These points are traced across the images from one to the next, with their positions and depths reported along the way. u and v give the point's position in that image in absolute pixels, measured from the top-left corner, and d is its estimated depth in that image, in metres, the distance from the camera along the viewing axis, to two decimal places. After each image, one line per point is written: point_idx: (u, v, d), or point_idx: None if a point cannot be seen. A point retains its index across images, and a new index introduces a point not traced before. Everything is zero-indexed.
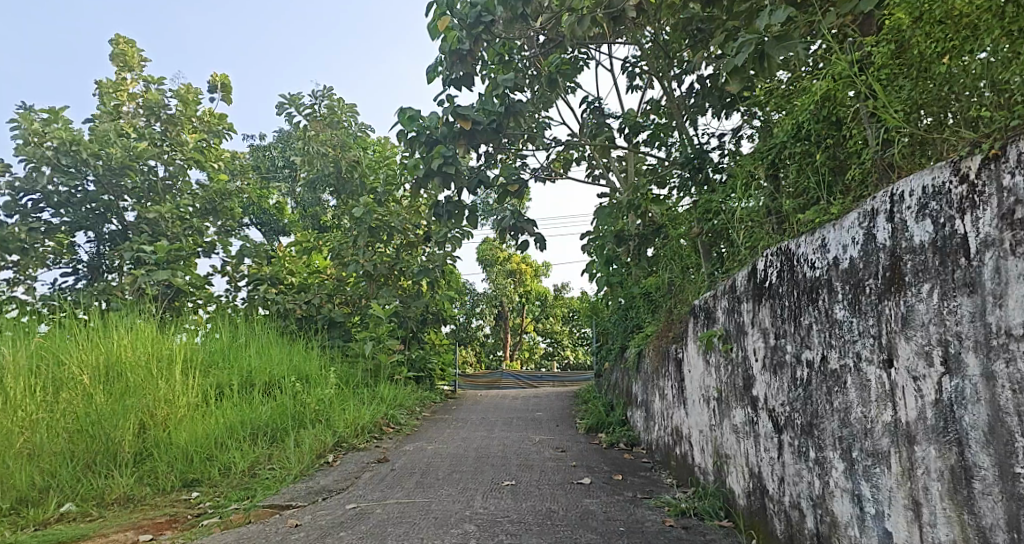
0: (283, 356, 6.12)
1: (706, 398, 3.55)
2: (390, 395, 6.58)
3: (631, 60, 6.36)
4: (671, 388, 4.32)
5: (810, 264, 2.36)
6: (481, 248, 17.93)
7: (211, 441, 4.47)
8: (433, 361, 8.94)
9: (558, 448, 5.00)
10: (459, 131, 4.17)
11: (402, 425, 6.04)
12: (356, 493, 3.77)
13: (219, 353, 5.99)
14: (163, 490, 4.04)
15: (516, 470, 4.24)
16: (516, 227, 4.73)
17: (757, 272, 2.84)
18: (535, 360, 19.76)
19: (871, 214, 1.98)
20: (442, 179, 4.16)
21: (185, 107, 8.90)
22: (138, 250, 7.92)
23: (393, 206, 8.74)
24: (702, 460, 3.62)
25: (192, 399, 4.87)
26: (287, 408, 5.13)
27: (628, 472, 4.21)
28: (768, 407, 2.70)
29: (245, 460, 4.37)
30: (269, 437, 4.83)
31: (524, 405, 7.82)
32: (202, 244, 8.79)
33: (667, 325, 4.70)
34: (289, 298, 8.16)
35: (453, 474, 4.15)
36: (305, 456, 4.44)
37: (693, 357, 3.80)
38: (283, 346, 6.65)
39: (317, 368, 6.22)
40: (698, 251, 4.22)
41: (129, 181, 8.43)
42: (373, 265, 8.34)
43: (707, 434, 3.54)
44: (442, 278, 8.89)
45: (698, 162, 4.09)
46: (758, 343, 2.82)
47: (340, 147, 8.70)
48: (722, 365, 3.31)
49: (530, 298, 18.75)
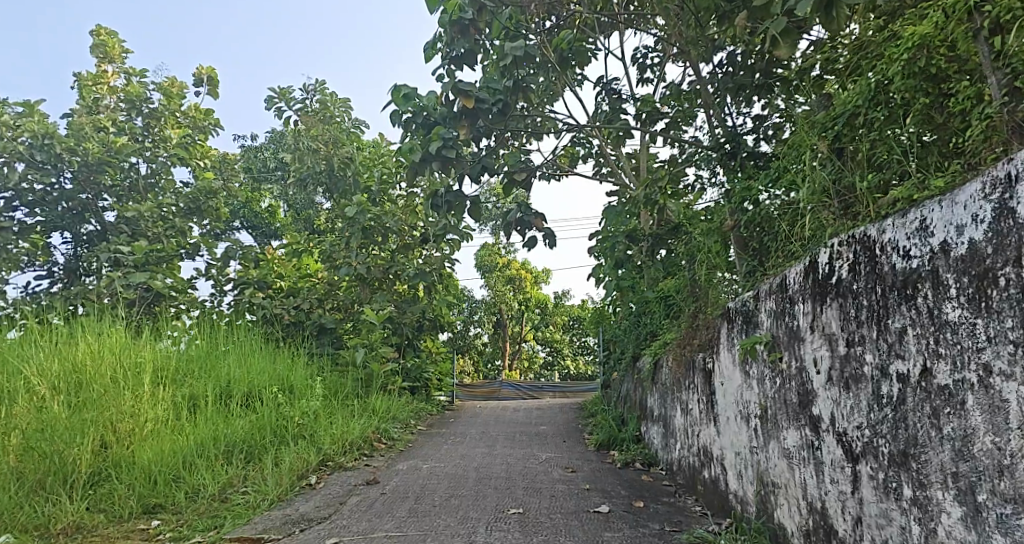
0: (267, 364, 5.62)
1: (745, 415, 3.08)
2: (383, 407, 6.09)
3: (642, 49, 5.96)
4: (697, 403, 3.84)
5: (902, 254, 1.89)
6: (480, 253, 17.44)
7: (179, 461, 3.95)
8: (428, 371, 8.43)
9: (568, 469, 4.50)
10: (460, 111, 3.71)
11: (395, 440, 5.53)
12: (339, 524, 3.25)
13: (197, 362, 5.49)
14: (119, 518, 3.52)
15: (523, 496, 3.74)
16: (524, 222, 4.26)
17: (822, 267, 2.37)
18: (535, 370, 19.23)
19: (1002, 182, 1.50)
20: (442, 164, 3.70)
21: (169, 101, 8.45)
22: (115, 251, 7.43)
23: (389, 206, 8.26)
24: (739, 487, 3.14)
25: (161, 414, 4.36)
26: (268, 422, 4.62)
27: (650, 498, 3.72)
28: (838, 429, 2.23)
29: (215, 482, 3.85)
30: (246, 455, 4.31)
31: (526, 418, 7.32)
32: (187, 245, 8.31)
33: (690, 333, 4.23)
34: (277, 302, 7.67)
35: (452, 500, 3.65)
36: (284, 478, 3.93)
37: (727, 367, 3.32)
38: (267, 354, 6.15)
39: (303, 377, 5.72)
40: (729, 248, 3.76)
41: (108, 178, 7.96)
42: (366, 269, 7.90)
43: (746, 456, 3.06)
44: (440, 282, 8.39)
45: (732, 146, 3.61)
46: (821, 351, 2.35)
47: (332, 143, 8.24)
48: (767, 378, 2.83)
49: (530, 306, 18.24)
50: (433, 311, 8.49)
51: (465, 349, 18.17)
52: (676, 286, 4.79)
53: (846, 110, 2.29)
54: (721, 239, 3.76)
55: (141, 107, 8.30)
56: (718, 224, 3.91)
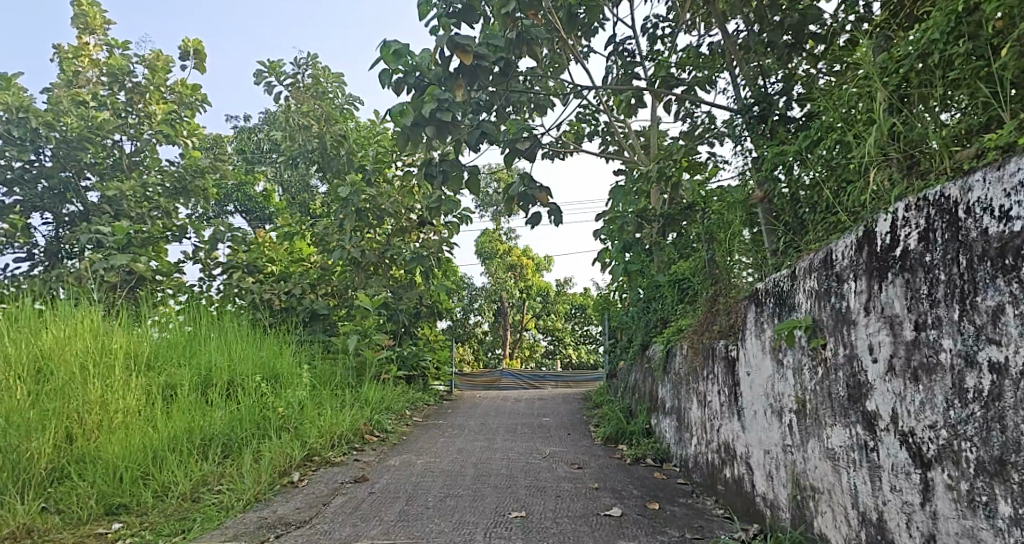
0: (252, 351, 5.26)
1: (776, 409, 2.72)
2: (376, 397, 5.75)
3: (652, 18, 5.59)
4: (717, 395, 3.49)
5: (999, 215, 1.52)
6: (480, 240, 17.09)
7: (149, 456, 3.61)
8: (426, 359, 8.10)
9: (573, 465, 4.15)
10: (457, 70, 3.34)
11: (389, 432, 5.20)
12: (322, 529, 2.91)
13: (175, 350, 5.14)
14: (78, 519, 3.18)
15: (526, 496, 3.39)
16: (527, 197, 3.89)
17: (882, 236, 2.01)
18: (536, 359, 18.90)
19: None
20: (437, 129, 3.32)
21: (154, 75, 8.05)
22: (96, 232, 7.06)
23: (384, 187, 7.89)
24: (768, 490, 2.80)
25: (131, 405, 4.02)
26: (249, 413, 4.27)
27: (665, 499, 3.38)
28: (901, 428, 1.88)
29: (188, 479, 3.51)
30: (224, 450, 3.97)
31: (528, 409, 6.98)
32: (173, 227, 7.96)
33: (709, 319, 3.86)
34: (267, 287, 7.33)
35: (447, 501, 3.30)
36: (262, 476, 3.58)
37: (755, 355, 2.97)
38: (254, 340, 5.82)
39: (290, 365, 5.37)
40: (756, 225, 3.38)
41: (90, 156, 7.58)
42: (360, 252, 7.56)
43: (778, 455, 2.71)
44: (438, 268, 8.03)
45: (762, 109, 3.20)
46: (882, 336, 1.99)
47: (324, 119, 7.86)
48: (806, 367, 2.48)
49: (531, 294, 17.89)
50: (430, 296, 8.13)
51: (465, 337, 17.84)
52: (690, 269, 4.43)
53: (918, 47, 1.95)
54: (746, 214, 3.39)
55: (124, 81, 7.91)
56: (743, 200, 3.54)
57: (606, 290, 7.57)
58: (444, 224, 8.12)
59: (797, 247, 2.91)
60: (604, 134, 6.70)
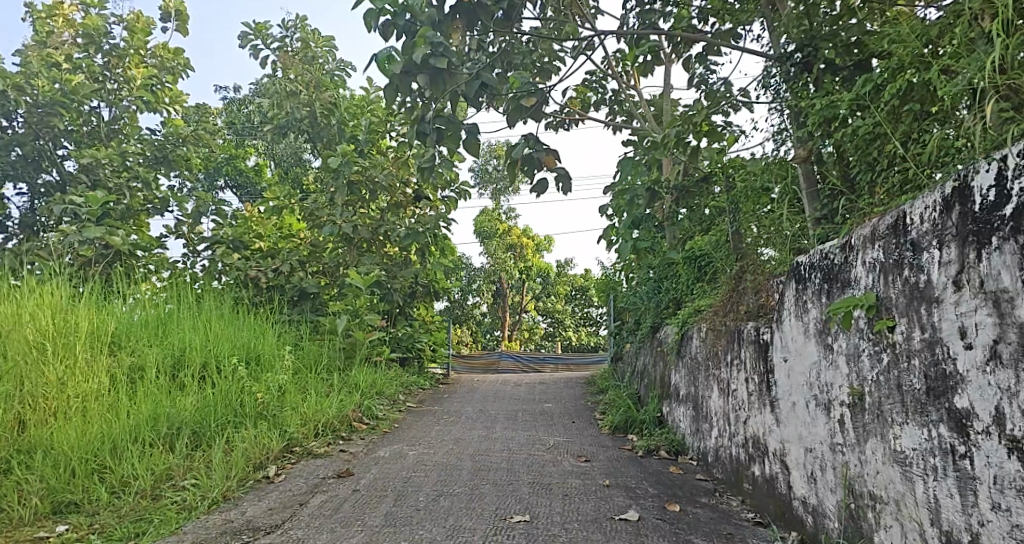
0: (230, 331, 4.87)
1: (823, 402, 2.33)
2: (367, 382, 5.37)
3: None
4: (745, 383, 3.09)
5: None
6: (479, 219, 16.64)
7: (108, 446, 3.23)
8: (421, 341, 7.72)
9: (580, 459, 3.78)
10: (455, 9, 2.87)
11: (379, 419, 4.85)
12: (295, 535, 2.52)
13: (147, 330, 4.75)
14: (22, 519, 2.81)
15: (529, 497, 3.02)
16: (533, 160, 3.44)
17: (984, 192, 1.58)
18: (535, 341, 18.55)
19: None
20: (430, 79, 2.85)
21: (133, 37, 7.58)
22: (69, 203, 6.61)
23: (378, 158, 7.45)
24: (811, 494, 2.42)
25: (91, 389, 3.64)
26: (223, 400, 3.89)
27: (686, 500, 3.02)
28: (1009, 433, 1.48)
29: (149, 473, 3.14)
30: (194, 439, 3.60)
31: (528, 394, 6.62)
32: (155, 199, 7.53)
33: (732, 299, 3.45)
34: (253, 263, 6.92)
35: (440, 501, 2.93)
36: (233, 471, 3.22)
37: (794, 339, 2.56)
38: (236, 320, 5.43)
39: (273, 346, 4.98)
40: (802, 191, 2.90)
41: (65, 122, 7.13)
42: (352, 228, 7.08)
43: (824, 455, 2.33)
44: (435, 245, 7.62)
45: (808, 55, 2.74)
46: (980, 317, 1.58)
47: (315, 86, 7.43)
48: (864, 354, 2.08)
49: (531, 275, 17.50)
50: (426, 275, 7.72)
51: (463, 319, 17.49)
52: (710, 245, 4.02)
53: None
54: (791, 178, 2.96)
55: (101, 43, 7.43)
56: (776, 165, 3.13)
57: (612, 269, 7.18)
58: (441, 200, 7.75)
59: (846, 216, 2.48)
60: (612, 103, 6.26)
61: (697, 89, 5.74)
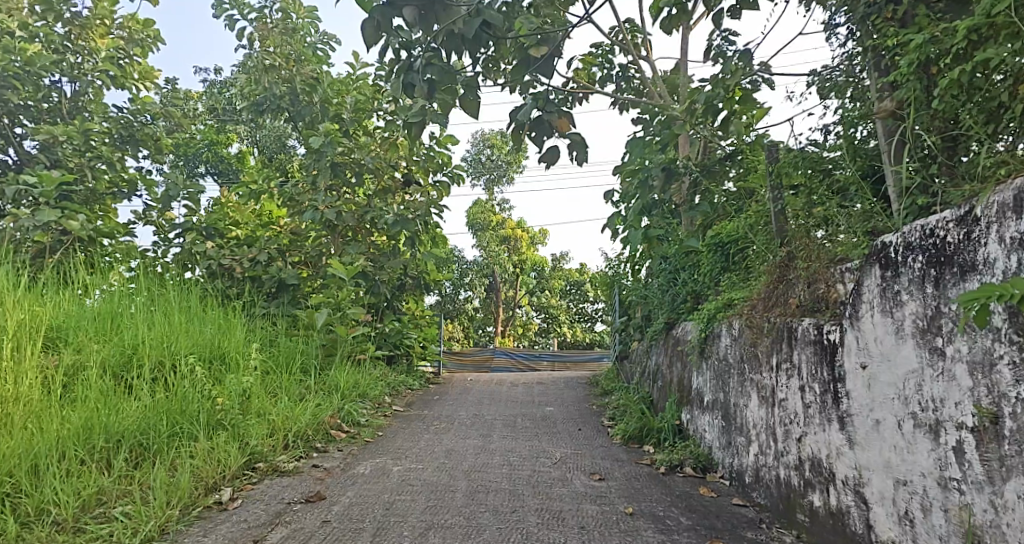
0: (193, 327, 4.27)
1: (929, 423, 1.79)
2: (349, 384, 4.81)
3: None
4: (800, 392, 2.55)
5: None
6: (472, 210, 16.03)
7: (25, 466, 2.64)
8: (411, 336, 7.14)
9: (593, 479, 3.25)
10: None
11: (361, 427, 4.29)
12: None
13: (96, 327, 4.14)
14: None
15: (539, 531, 2.47)
16: (541, 124, 2.85)
17: None
18: (530, 337, 17.99)
19: None
20: (419, 12, 2.20)
21: (98, 4, 6.70)
22: (20, 184, 5.92)
23: (364, 139, 6.87)
24: (904, 540, 1.90)
25: (14, 395, 3.04)
26: (175, 405, 3.32)
27: (728, 534, 2.50)
28: None
29: (73, 499, 2.56)
30: (137, 455, 3.02)
31: (527, 395, 6.07)
32: (122, 182, 6.85)
33: (779, 292, 2.91)
34: (227, 252, 6.30)
35: (430, 538, 2.37)
36: (176, 497, 2.66)
37: (881, 340, 2.02)
38: (203, 314, 4.83)
39: (240, 344, 4.39)
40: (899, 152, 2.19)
41: (20, 97, 6.32)
42: (335, 214, 6.48)
43: (928, 491, 1.80)
44: (425, 234, 6.98)
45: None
46: None
47: (295, 59, 6.78)
48: (1004, 363, 1.54)
49: (525, 269, 16.99)
50: (416, 266, 7.12)
51: (454, 313, 16.91)
52: (744, 229, 3.47)
53: None
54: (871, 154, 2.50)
55: (61, 9, 6.49)
56: (848, 141, 2.60)
57: (617, 261, 6.61)
58: (432, 185, 7.16)
59: (936, 192, 1.98)
60: (620, 78, 5.69)
61: (715, 62, 5.27)
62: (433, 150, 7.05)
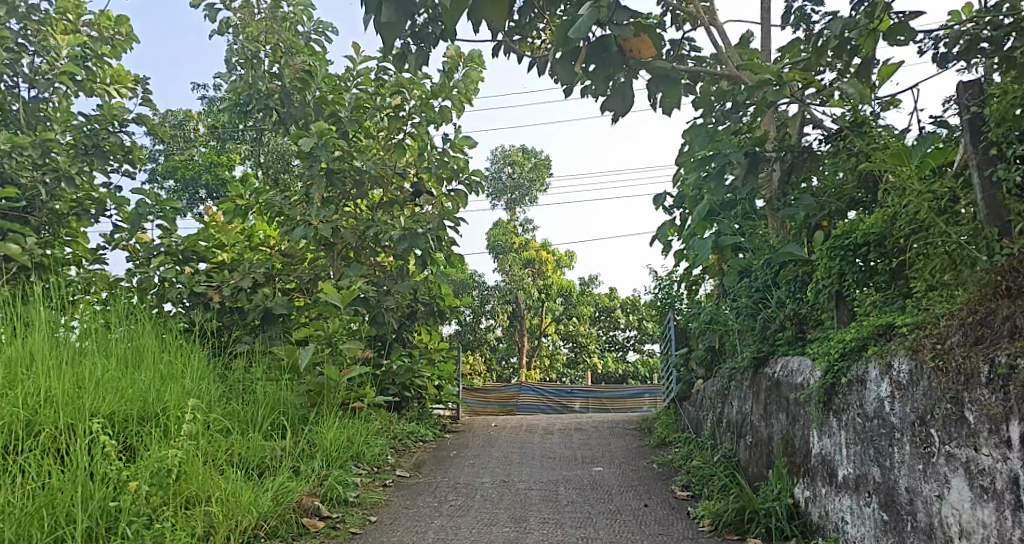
0: (123, 374, 3.17)
1: None
2: (337, 443, 3.70)
3: None
4: None
5: None
6: (493, 232, 15.27)
7: None
8: (423, 376, 6.00)
9: None
10: None
11: (347, 507, 3.17)
12: None
13: None
14: None
15: None
16: (601, 52, 1.77)
17: None
18: (557, 369, 16.60)
19: None
20: None
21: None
22: None
23: (366, 143, 5.92)
24: None
25: None
26: (58, 495, 2.23)
27: None
28: None
29: None
30: None
31: (566, 448, 4.88)
32: (89, 202, 5.82)
33: (1006, 315, 1.77)
34: (203, 277, 5.29)
35: None
36: None
37: None
38: (150, 353, 3.73)
39: (187, 396, 3.34)
40: None
41: None
42: (332, 230, 5.46)
43: None
44: (439, 252, 5.89)
45: None
46: None
47: (284, 52, 5.82)
48: None
49: (550, 295, 15.94)
50: (429, 290, 6.04)
51: (475, 344, 15.72)
52: (903, 225, 2.35)
53: None
54: None
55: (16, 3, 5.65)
56: None
57: (668, 279, 5.47)
58: (445, 195, 6.13)
59: None
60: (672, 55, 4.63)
61: (795, 28, 4.22)
62: (446, 155, 6.06)
